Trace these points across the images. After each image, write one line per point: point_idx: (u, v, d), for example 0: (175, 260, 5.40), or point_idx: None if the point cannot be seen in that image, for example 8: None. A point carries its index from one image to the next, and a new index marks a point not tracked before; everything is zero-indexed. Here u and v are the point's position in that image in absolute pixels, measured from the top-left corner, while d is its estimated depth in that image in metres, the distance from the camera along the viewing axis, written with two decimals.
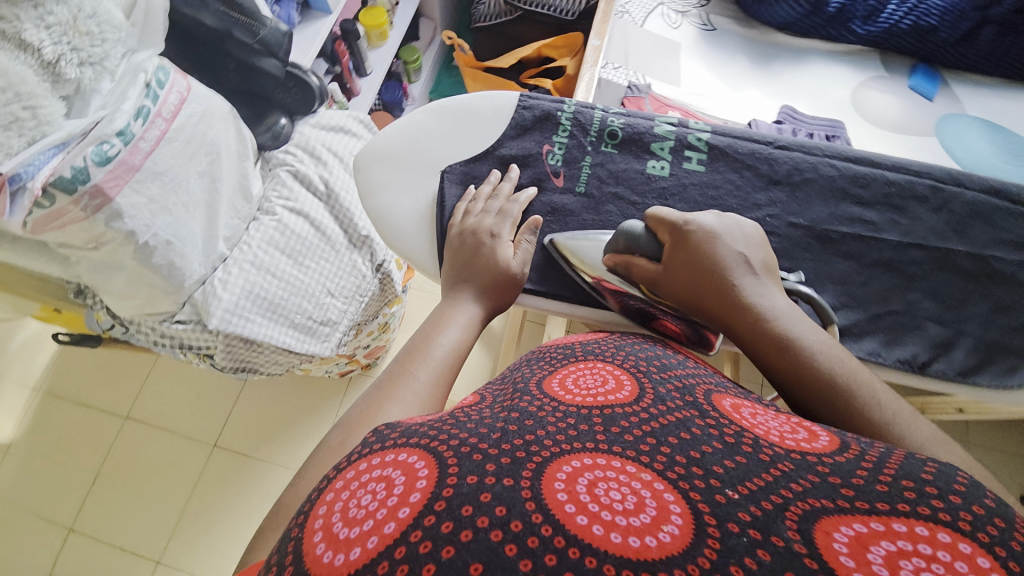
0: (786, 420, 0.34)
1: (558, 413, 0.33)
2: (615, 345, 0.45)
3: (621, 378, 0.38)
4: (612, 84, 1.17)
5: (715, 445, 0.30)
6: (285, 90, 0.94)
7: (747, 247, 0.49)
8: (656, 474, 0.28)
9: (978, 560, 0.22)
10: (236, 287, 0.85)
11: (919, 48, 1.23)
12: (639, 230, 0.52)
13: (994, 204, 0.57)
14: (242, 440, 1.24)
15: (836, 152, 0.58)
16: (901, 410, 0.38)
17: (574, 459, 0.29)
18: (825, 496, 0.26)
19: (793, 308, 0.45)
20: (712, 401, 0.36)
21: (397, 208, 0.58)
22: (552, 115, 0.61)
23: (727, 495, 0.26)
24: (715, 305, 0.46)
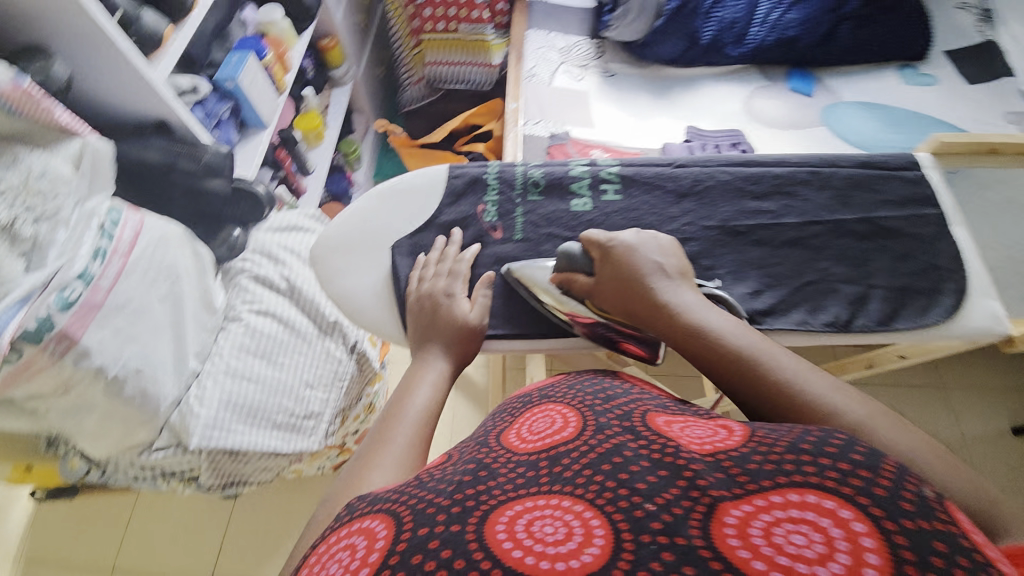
0: (710, 425, 0.39)
1: (508, 464, 0.38)
2: (568, 385, 0.50)
3: (568, 417, 0.42)
4: (536, 138, 1.29)
5: (641, 463, 0.34)
6: (234, 205, 0.99)
7: (662, 256, 0.56)
8: (587, 503, 0.32)
9: (839, 513, 0.28)
10: (213, 401, 0.85)
11: (788, 56, 1.41)
12: (576, 250, 0.58)
13: (867, 174, 0.67)
14: (242, 563, 1.18)
15: (726, 160, 0.68)
16: (798, 367, 0.45)
17: (519, 502, 0.33)
18: (726, 487, 0.31)
19: (703, 301, 0.52)
20: (647, 421, 0.40)
21: (356, 289, 0.62)
22: (479, 178, 0.68)
23: (646, 508, 0.30)
24: (640, 310, 0.53)
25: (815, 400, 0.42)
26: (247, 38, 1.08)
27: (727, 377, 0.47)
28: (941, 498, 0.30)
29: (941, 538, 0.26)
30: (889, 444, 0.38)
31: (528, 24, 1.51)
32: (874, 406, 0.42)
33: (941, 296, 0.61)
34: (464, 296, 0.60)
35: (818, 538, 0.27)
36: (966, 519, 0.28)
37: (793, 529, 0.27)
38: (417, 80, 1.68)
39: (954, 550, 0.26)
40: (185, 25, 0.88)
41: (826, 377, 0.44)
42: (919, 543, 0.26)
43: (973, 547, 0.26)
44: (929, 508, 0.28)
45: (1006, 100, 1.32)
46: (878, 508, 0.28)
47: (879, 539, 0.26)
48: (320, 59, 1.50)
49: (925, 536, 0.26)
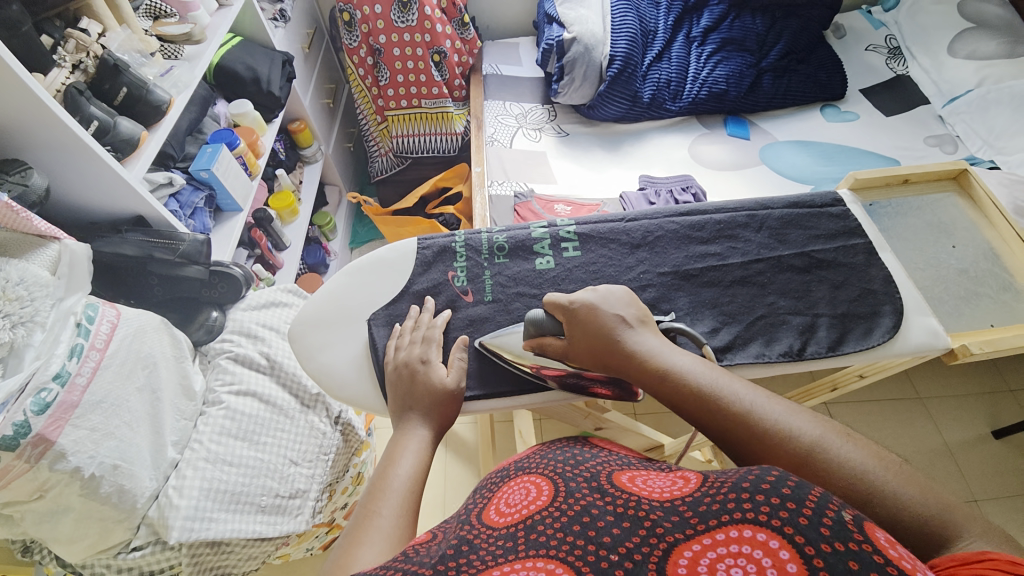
0: (669, 476, 0.43)
1: (489, 539, 0.39)
2: (544, 456, 0.52)
3: (541, 484, 0.45)
4: (502, 197, 1.37)
5: (608, 518, 0.38)
6: (212, 288, 1.00)
7: (622, 307, 0.59)
8: (560, 563, 0.35)
9: (768, 544, 0.31)
10: (193, 490, 0.83)
11: (723, 106, 1.56)
12: (541, 316, 0.61)
13: (798, 214, 0.74)
14: None
15: (672, 211, 0.74)
16: (757, 396, 0.48)
17: (498, 569, 0.35)
18: (680, 529, 0.35)
19: (664, 344, 0.56)
20: (613, 480, 0.44)
21: (335, 361, 0.64)
22: (448, 247, 0.72)
23: (611, 559, 0.34)
24: (609, 359, 0.56)
25: (774, 426, 0.45)
26: (220, 131, 1.15)
27: (693, 413, 0.50)
28: (859, 519, 0.32)
29: (857, 557, 0.29)
30: (843, 462, 0.42)
31: (484, 95, 1.64)
32: (827, 425, 0.45)
33: (881, 317, 0.66)
34: (439, 361, 0.62)
35: (750, 566, 0.30)
36: (884, 536, 0.31)
37: (732, 563, 0.31)
38: (385, 152, 1.78)
39: (865, 566, 0.29)
40: (159, 128, 0.94)
41: (783, 404, 0.48)
42: (834, 562, 0.29)
43: (883, 560, 0.29)
44: (845, 530, 0.31)
45: (921, 128, 1.47)
46: (801, 535, 0.31)
47: (800, 564, 0.30)
48: (291, 140, 1.58)
49: (840, 556, 0.29)
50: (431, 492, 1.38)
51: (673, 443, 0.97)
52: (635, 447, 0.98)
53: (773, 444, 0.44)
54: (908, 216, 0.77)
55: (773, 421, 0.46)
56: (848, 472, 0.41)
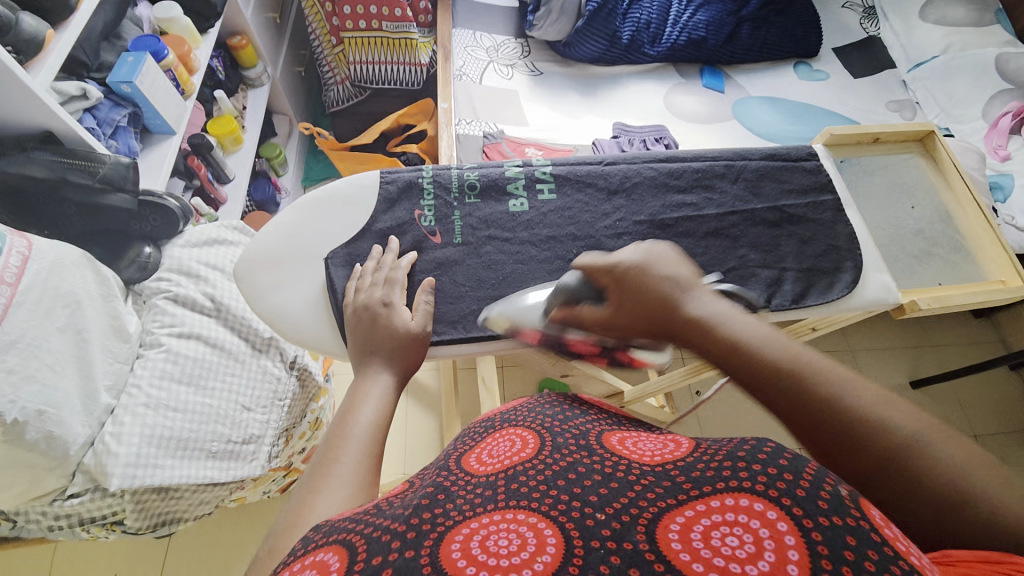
0: (661, 439, 0.46)
1: (468, 486, 0.40)
2: (526, 410, 0.55)
3: (527, 439, 0.47)
4: (470, 136, 1.29)
5: (593, 478, 0.39)
6: (142, 219, 0.90)
7: (675, 266, 0.54)
8: (540, 516, 0.35)
9: (765, 514, 0.32)
10: (133, 437, 0.77)
11: (700, 54, 1.51)
12: (573, 283, 0.56)
13: (773, 166, 0.73)
14: None
15: (651, 156, 0.72)
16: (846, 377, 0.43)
17: (474, 521, 0.35)
18: (672, 495, 0.35)
19: (729, 309, 0.51)
20: (603, 442, 0.45)
21: (289, 302, 0.58)
22: (414, 183, 0.65)
23: (596, 517, 0.34)
24: (667, 327, 0.51)
25: (868, 415, 0.41)
26: (144, 38, 1.00)
27: (767, 395, 0.45)
28: (856, 496, 0.33)
29: (855, 533, 0.30)
30: (934, 461, 0.38)
31: (453, 23, 1.50)
32: (919, 415, 0.41)
33: (842, 273, 0.67)
34: (403, 304, 0.58)
35: (746, 535, 0.31)
36: (879, 515, 0.32)
37: (727, 531, 0.32)
38: (341, 80, 1.63)
39: (863, 543, 0.29)
40: (67, 28, 0.78)
41: (873, 389, 0.43)
42: (833, 538, 0.30)
43: (881, 540, 0.30)
44: (844, 505, 0.32)
45: (885, 92, 1.49)
46: (798, 508, 0.32)
47: (799, 538, 0.30)
48: (231, 58, 1.41)
49: (838, 531, 0.30)
50: (392, 437, 1.38)
51: (632, 390, 1.00)
52: (594, 394, 1.01)
53: (861, 434, 0.40)
54: (874, 175, 0.77)
55: (860, 407, 0.41)
56: (939, 471, 0.38)
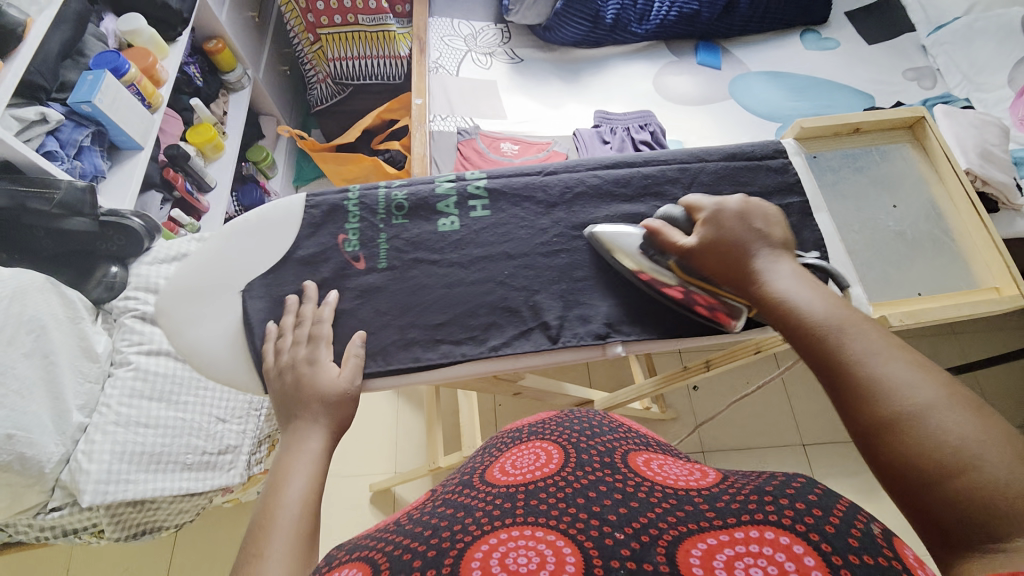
0: (687, 466, 0.53)
1: (488, 497, 0.47)
2: (556, 424, 0.64)
3: (553, 454, 0.55)
4: (445, 134, 1.25)
5: (612, 499, 0.45)
6: (106, 240, 0.89)
7: (765, 226, 0.54)
8: (561, 534, 0.41)
9: (792, 547, 0.36)
10: (104, 454, 0.80)
11: (693, 30, 1.42)
12: (677, 214, 0.57)
13: (734, 167, 0.66)
14: None
15: (596, 162, 0.67)
16: (879, 347, 0.43)
17: (496, 534, 0.41)
18: (693, 520, 0.41)
19: (799, 273, 0.51)
20: (628, 462, 0.53)
21: (208, 338, 0.56)
22: (339, 206, 0.62)
23: (616, 537, 0.40)
24: (737, 278, 0.52)
25: (879, 377, 0.41)
26: (105, 54, 1.00)
27: (801, 354, 0.47)
28: (887, 533, 0.37)
29: (885, 571, 0.33)
30: (938, 433, 0.37)
31: (430, 12, 1.45)
32: (953, 390, 0.39)
33: None
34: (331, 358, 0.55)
35: (770, 566, 0.35)
36: (912, 553, 0.36)
37: (751, 561, 0.36)
38: (323, 78, 1.60)
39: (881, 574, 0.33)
40: (16, 59, 0.79)
41: (907, 359, 0.42)
42: (859, 572, 0.33)
43: (898, 562, 0.34)
44: (874, 543, 0.35)
45: (901, 59, 1.36)
46: (827, 542, 0.35)
47: (818, 559, 0.34)
48: (210, 63, 1.40)
49: (867, 568, 0.33)
50: (383, 436, 1.40)
51: (602, 398, 0.96)
52: (563, 406, 0.96)
53: (871, 395, 0.41)
54: (852, 172, 0.69)
55: (883, 373, 0.41)
56: (946, 437, 0.37)
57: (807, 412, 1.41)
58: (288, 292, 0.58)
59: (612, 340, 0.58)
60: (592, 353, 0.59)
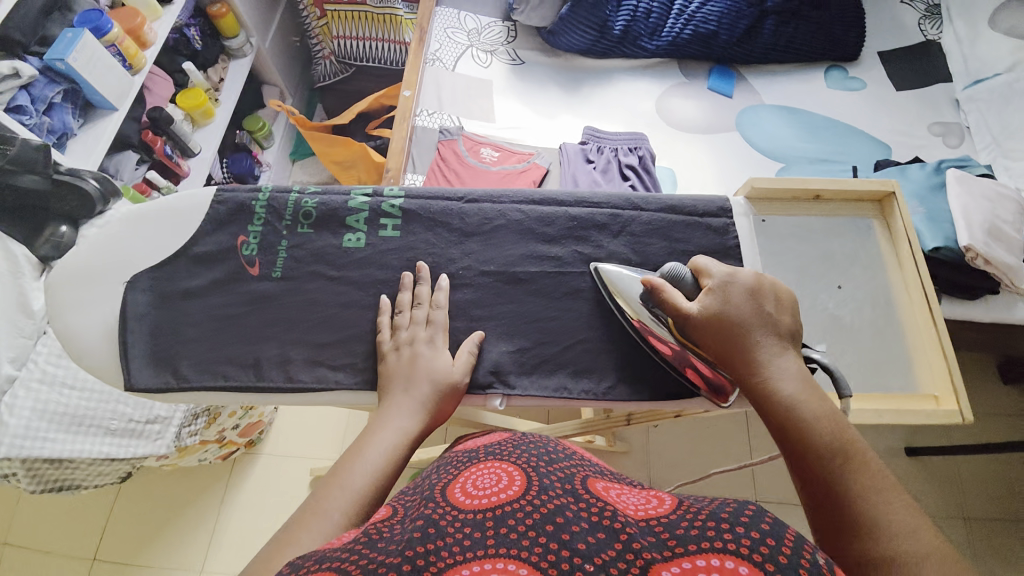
0: (644, 493, 0.40)
1: (454, 521, 0.34)
2: (514, 445, 0.47)
3: (512, 473, 0.40)
4: (428, 130, 1.22)
5: (580, 524, 0.34)
6: (61, 199, 0.89)
7: (777, 311, 0.49)
8: (532, 567, 0.31)
9: None
10: (25, 409, 0.81)
11: (708, 52, 1.34)
12: (682, 274, 0.53)
13: (670, 220, 0.61)
14: (127, 547, 1.20)
15: (524, 195, 0.62)
16: (880, 483, 0.40)
17: (467, 566, 0.31)
18: (657, 548, 0.32)
19: (805, 373, 0.46)
20: (587, 485, 0.40)
21: (87, 325, 0.56)
22: (245, 206, 0.60)
23: (586, 569, 0.30)
24: (733, 358, 0.47)
25: (875, 517, 0.38)
26: (89, 11, 0.99)
27: (796, 467, 0.43)
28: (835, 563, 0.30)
29: None
30: None
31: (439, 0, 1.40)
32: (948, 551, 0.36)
33: None
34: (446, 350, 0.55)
35: None
36: None
37: None
38: (327, 54, 1.58)
39: None
40: None
41: (903, 503, 0.39)
42: None
43: None
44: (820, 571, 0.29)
45: (928, 111, 1.26)
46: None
47: None
48: (212, 27, 1.39)
49: None
50: None
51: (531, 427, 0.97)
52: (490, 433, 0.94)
53: (865, 532, 0.37)
54: (795, 244, 0.64)
55: (879, 514, 0.38)
56: None
57: (768, 468, 1.33)
58: (177, 288, 0.57)
59: (492, 392, 0.55)
60: (473, 401, 0.56)
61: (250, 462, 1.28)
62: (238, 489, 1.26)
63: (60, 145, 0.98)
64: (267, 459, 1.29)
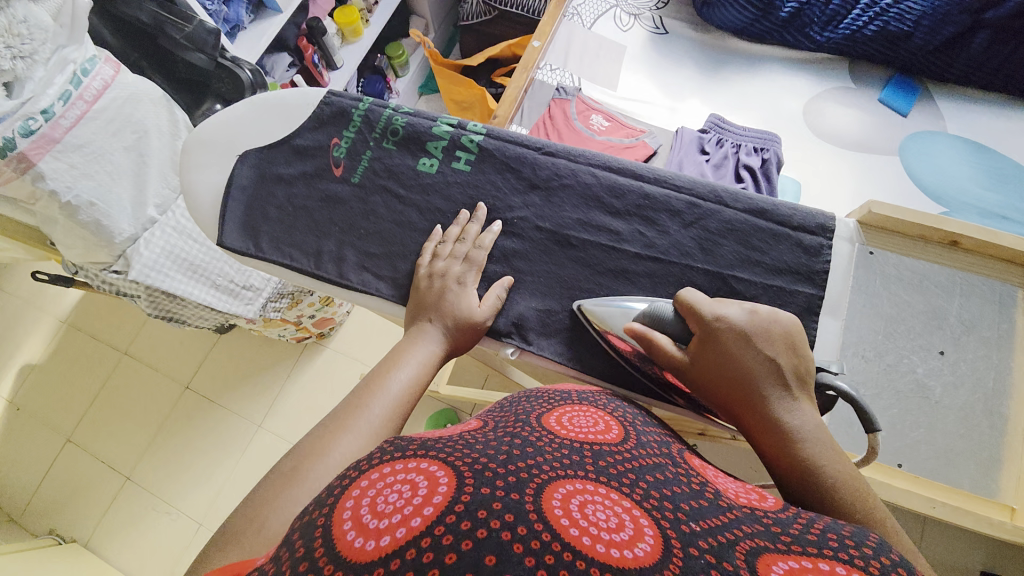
0: (749, 488, 0.39)
1: (551, 442, 0.36)
2: (608, 399, 0.48)
3: (610, 423, 0.42)
4: (545, 85, 1.19)
5: (678, 489, 0.34)
6: (221, 80, 1.05)
7: (783, 356, 0.44)
8: (634, 503, 0.31)
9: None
10: (157, 247, 0.98)
11: (890, 57, 1.13)
12: (665, 313, 0.48)
13: (754, 225, 0.55)
14: (209, 387, 1.43)
15: (602, 160, 0.59)
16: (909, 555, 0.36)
17: (568, 483, 0.31)
18: (767, 538, 0.30)
19: (824, 430, 0.42)
20: (684, 457, 0.41)
21: (201, 185, 0.65)
22: (346, 111, 0.65)
23: (690, 526, 0.30)
24: (743, 407, 0.44)
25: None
26: None
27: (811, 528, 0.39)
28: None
29: None
30: None
31: None
32: None
33: None
34: (476, 290, 0.56)
35: None
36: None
37: None
38: None
39: None
40: None
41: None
42: None
43: None
44: None
45: None
46: None
47: None
48: None
49: None
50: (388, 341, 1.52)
51: None
52: None
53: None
54: (898, 289, 0.61)
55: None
56: None
57: None
58: (273, 172, 0.64)
59: (507, 341, 0.56)
60: (490, 346, 0.57)
61: (316, 351, 1.44)
62: (302, 370, 1.42)
63: (231, 36, 1.12)
64: (329, 353, 1.44)
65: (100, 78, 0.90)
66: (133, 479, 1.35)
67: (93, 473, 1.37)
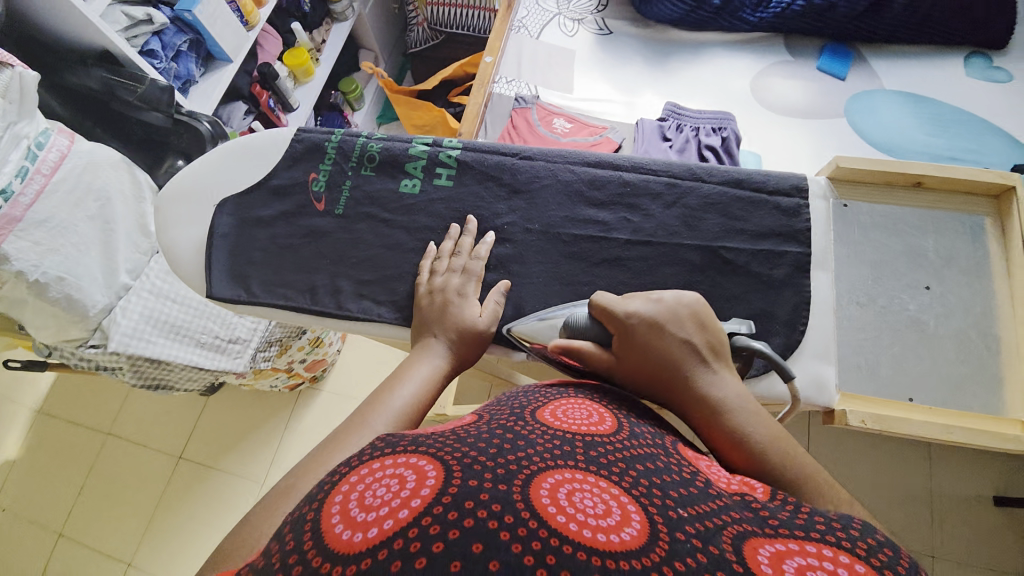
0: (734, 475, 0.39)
1: (541, 433, 0.35)
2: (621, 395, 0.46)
3: (604, 414, 0.41)
4: (503, 98, 1.21)
5: (668, 477, 0.34)
6: (178, 135, 1.03)
7: (693, 334, 0.46)
8: (622, 490, 0.30)
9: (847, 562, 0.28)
10: (134, 313, 0.95)
11: (820, 27, 1.19)
12: (582, 320, 0.50)
13: (733, 195, 0.57)
14: (205, 453, 1.38)
15: (578, 156, 0.61)
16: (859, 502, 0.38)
17: (556, 472, 0.30)
18: (756, 524, 0.31)
19: (746, 396, 0.44)
20: (678, 448, 0.41)
21: (180, 240, 0.63)
22: (319, 146, 0.65)
23: (677, 512, 0.30)
24: (672, 393, 0.45)
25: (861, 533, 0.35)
26: None
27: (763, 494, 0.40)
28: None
29: None
30: None
31: None
32: None
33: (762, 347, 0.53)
34: (478, 299, 0.56)
35: None
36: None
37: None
38: (421, 21, 1.63)
39: None
40: None
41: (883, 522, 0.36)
42: None
43: None
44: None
45: None
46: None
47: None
48: None
49: None
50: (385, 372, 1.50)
51: None
52: None
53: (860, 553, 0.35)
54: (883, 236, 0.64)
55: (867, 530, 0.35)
56: None
57: None
58: (252, 215, 0.64)
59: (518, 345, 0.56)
60: (499, 352, 0.57)
61: (312, 395, 1.41)
62: (302, 418, 1.39)
63: (184, 91, 1.11)
64: (328, 396, 1.40)
65: (55, 149, 0.89)
66: (135, 564, 1.28)
67: (90, 566, 1.29)
